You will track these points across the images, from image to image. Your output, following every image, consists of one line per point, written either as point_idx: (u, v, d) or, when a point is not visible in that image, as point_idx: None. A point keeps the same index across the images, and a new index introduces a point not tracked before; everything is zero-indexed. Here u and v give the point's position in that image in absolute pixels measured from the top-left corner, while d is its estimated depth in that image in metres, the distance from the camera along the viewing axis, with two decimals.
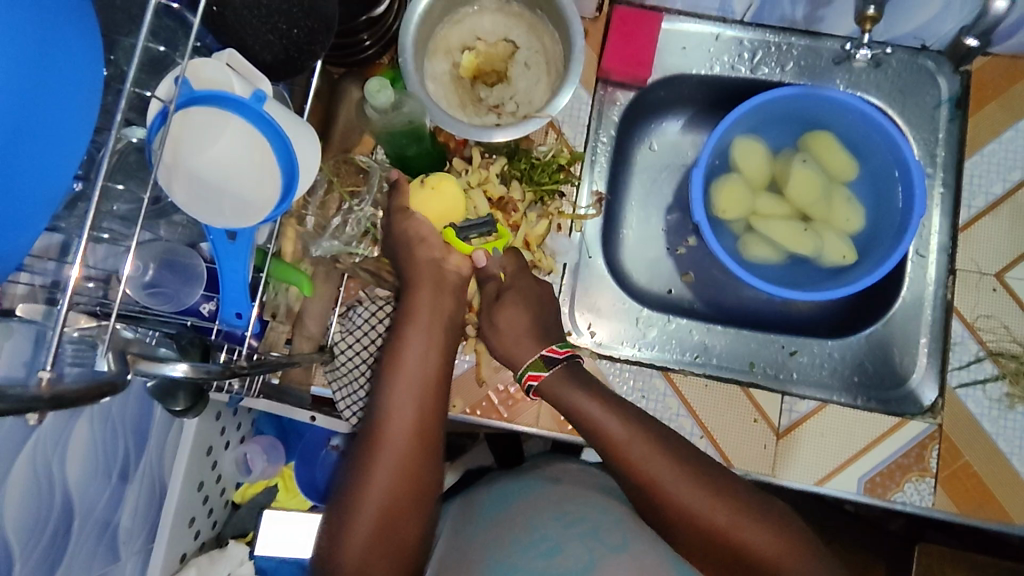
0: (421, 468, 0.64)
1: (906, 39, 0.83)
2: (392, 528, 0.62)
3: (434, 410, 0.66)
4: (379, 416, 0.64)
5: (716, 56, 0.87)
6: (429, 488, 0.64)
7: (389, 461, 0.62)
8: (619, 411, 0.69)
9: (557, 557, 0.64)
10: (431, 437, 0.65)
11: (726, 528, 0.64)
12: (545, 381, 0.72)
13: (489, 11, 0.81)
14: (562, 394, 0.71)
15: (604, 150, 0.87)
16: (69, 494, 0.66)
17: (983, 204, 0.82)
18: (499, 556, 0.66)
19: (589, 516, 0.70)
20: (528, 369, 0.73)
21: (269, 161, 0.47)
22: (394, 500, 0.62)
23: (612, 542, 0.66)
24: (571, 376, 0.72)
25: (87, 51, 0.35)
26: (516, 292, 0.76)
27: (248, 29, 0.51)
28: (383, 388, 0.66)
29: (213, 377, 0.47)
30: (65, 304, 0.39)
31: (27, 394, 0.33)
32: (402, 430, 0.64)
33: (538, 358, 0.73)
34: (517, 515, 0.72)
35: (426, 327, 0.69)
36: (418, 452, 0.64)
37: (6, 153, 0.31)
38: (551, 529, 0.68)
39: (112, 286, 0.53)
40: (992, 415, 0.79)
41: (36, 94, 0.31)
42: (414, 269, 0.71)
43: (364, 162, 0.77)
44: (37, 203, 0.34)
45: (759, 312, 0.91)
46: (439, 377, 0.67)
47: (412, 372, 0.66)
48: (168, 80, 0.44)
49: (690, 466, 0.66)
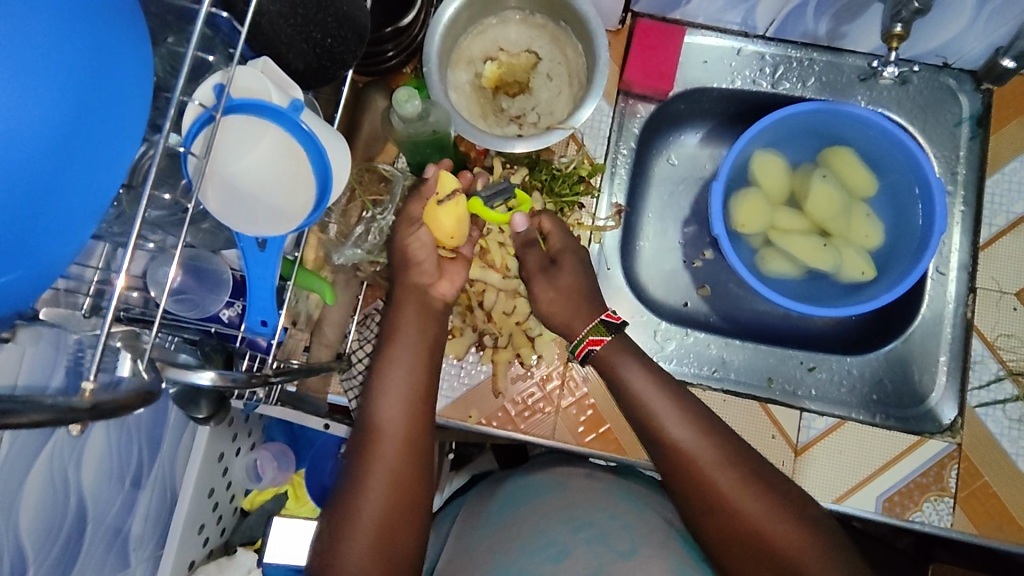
0: (409, 491, 0.63)
1: (929, 56, 0.84)
2: (385, 551, 0.60)
3: (420, 430, 0.65)
4: (365, 439, 0.64)
5: (737, 71, 0.87)
6: (419, 508, 0.63)
7: (379, 480, 0.62)
8: (688, 413, 0.67)
9: (566, 562, 0.64)
10: (420, 454, 0.65)
11: (792, 551, 0.60)
12: (607, 359, 0.71)
13: (513, 22, 0.81)
14: (614, 361, 0.71)
15: (624, 162, 0.87)
16: (83, 500, 0.66)
17: (1003, 223, 0.83)
18: (504, 561, 0.66)
19: (597, 520, 0.69)
20: (590, 334, 0.72)
21: (304, 169, 0.47)
22: (385, 519, 0.61)
23: (621, 548, 0.65)
24: (633, 353, 0.71)
25: (136, 58, 0.34)
26: (572, 258, 0.74)
27: (283, 37, 0.50)
28: (372, 401, 0.65)
29: (239, 386, 0.47)
30: (105, 313, 0.39)
31: (66, 405, 0.33)
32: (389, 451, 0.63)
33: (600, 323, 0.72)
34: (525, 520, 0.71)
35: (410, 348, 0.68)
36: (407, 465, 0.63)
37: (60, 160, 0.31)
38: (559, 533, 0.67)
39: (149, 299, 0.54)
40: (1011, 435, 0.78)
41: (85, 101, 0.31)
42: (401, 289, 0.70)
43: (387, 171, 0.76)
44: (87, 211, 0.34)
45: (776, 326, 0.90)
46: (428, 388, 0.67)
47: (399, 385, 0.66)
48: (207, 85, 0.44)
49: (763, 484, 0.64)
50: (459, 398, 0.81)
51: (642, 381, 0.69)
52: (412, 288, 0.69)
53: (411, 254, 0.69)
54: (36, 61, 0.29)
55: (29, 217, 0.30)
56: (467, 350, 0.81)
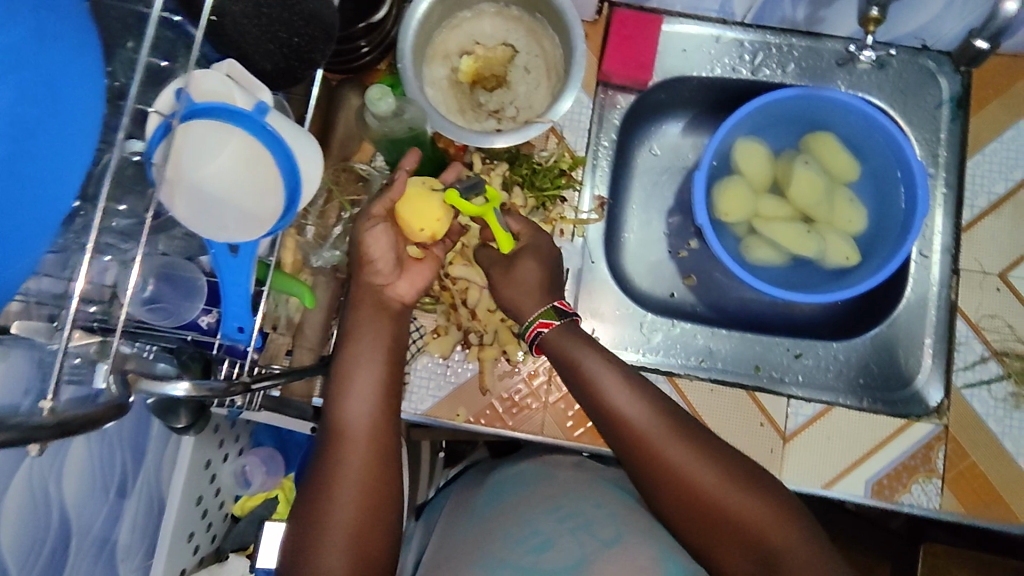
0: (379, 485, 0.61)
1: (907, 39, 0.83)
2: (361, 546, 0.59)
3: (389, 424, 0.64)
4: (329, 438, 0.62)
5: (716, 59, 0.86)
6: (392, 502, 0.62)
7: (347, 479, 0.60)
8: (647, 397, 0.66)
9: (548, 553, 0.63)
10: (388, 448, 0.63)
11: (766, 531, 0.59)
12: (562, 350, 0.69)
13: (488, 15, 0.80)
14: (595, 383, 0.66)
15: (606, 153, 0.87)
16: (65, 513, 0.65)
17: (986, 204, 0.83)
18: (487, 551, 0.64)
19: (582, 509, 0.68)
20: (539, 317, 0.71)
21: (272, 173, 0.46)
22: (359, 517, 0.60)
23: (605, 536, 0.64)
24: (590, 343, 0.69)
25: (89, 65, 0.33)
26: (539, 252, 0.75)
27: (248, 36, 0.50)
28: (336, 400, 0.64)
29: (216, 395, 0.46)
30: (69, 326, 0.39)
31: (28, 424, 0.32)
32: (355, 447, 0.62)
33: (549, 308, 0.71)
34: (510, 510, 0.70)
35: (370, 350, 0.67)
36: (376, 460, 0.62)
37: (7, 175, 0.30)
38: (543, 523, 0.66)
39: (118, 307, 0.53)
40: (997, 415, 0.79)
41: (33, 111, 0.30)
42: (358, 291, 0.69)
43: (364, 171, 0.74)
44: (44, 225, 0.33)
45: (763, 314, 0.90)
46: (394, 384, 0.66)
47: (364, 382, 0.65)
48: (168, 91, 0.43)
49: (733, 469, 0.62)
50: (446, 397, 0.81)
51: (623, 401, 0.65)
52: (366, 285, 0.68)
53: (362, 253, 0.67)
54: None
55: None
56: (453, 348, 0.81)
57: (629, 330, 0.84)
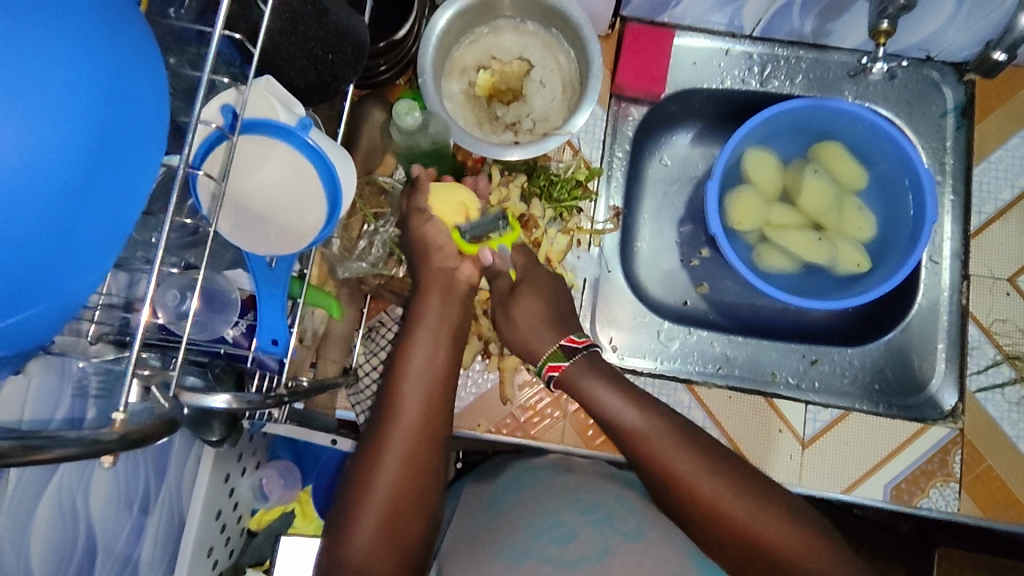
0: (427, 467, 0.62)
1: (913, 50, 0.85)
2: (397, 533, 0.58)
3: (441, 418, 0.64)
4: (387, 417, 0.63)
5: (726, 71, 0.88)
6: (432, 494, 0.62)
7: (394, 463, 0.60)
8: (674, 429, 0.65)
9: (572, 544, 0.60)
10: (436, 442, 0.63)
11: (771, 540, 0.60)
12: (580, 385, 0.69)
13: (505, 30, 0.82)
14: (588, 392, 0.69)
15: (620, 164, 0.88)
16: (91, 530, 0.64)
17: (992, 211, 0.85)
18: (510, 541, 0.62)
19: (604, 502, 0.67)
20: (549, 360, 0.71)
21: (315, 187, 0.47)
22: (399, 504, 0.59)
23: (627, 530, 0.63)
24: (614, 382, 0.69)
25: (152, 79, 0.34)
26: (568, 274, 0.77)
27: (285, 54, 0.50)
28: (392, 388, 0.64)
29: (254, 408, 0.46)
30: (135, 340, 0.38)
31: (92, 436, 0.33)
32: (411, 422, 0.63)
33: (558, 349, 0.71)
34: (530, 500, 0.68)
35: (429, 330, 0.67)
36: (422, 452, 0.62)
37: (80, 191, 0.30)
38: (565, 514, 0.64)
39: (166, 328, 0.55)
40: (1011, 419, 0.80)
41: (106, 127, 0.31)
42: (426, 276, 0.69)
43: (386, 183, 0.76)
44: (113, 239, 0.33)
45: (776, 321, 0.91)
46: (449, 378, 0.67)
47: (419, 371, 0.65)
48: (216, 105, 0.44)
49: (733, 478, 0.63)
50: (467, 407, 0.81)
51: (619, 408, 0.67)
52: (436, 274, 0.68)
53: (427, 244, 0.68)
54: (60, 95, 0.29)
55: (52, 251, 0.30)
56: (474, 358, 0.82)
57: (645, 337, 0.85)
